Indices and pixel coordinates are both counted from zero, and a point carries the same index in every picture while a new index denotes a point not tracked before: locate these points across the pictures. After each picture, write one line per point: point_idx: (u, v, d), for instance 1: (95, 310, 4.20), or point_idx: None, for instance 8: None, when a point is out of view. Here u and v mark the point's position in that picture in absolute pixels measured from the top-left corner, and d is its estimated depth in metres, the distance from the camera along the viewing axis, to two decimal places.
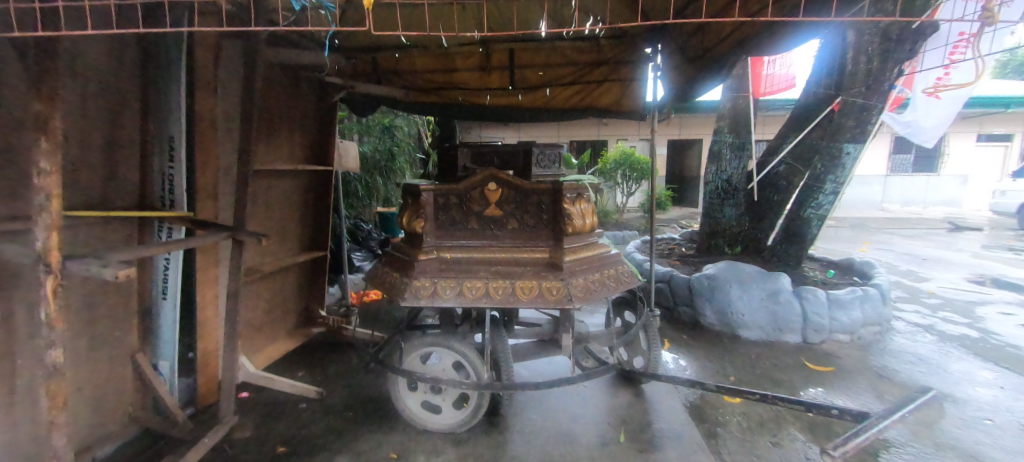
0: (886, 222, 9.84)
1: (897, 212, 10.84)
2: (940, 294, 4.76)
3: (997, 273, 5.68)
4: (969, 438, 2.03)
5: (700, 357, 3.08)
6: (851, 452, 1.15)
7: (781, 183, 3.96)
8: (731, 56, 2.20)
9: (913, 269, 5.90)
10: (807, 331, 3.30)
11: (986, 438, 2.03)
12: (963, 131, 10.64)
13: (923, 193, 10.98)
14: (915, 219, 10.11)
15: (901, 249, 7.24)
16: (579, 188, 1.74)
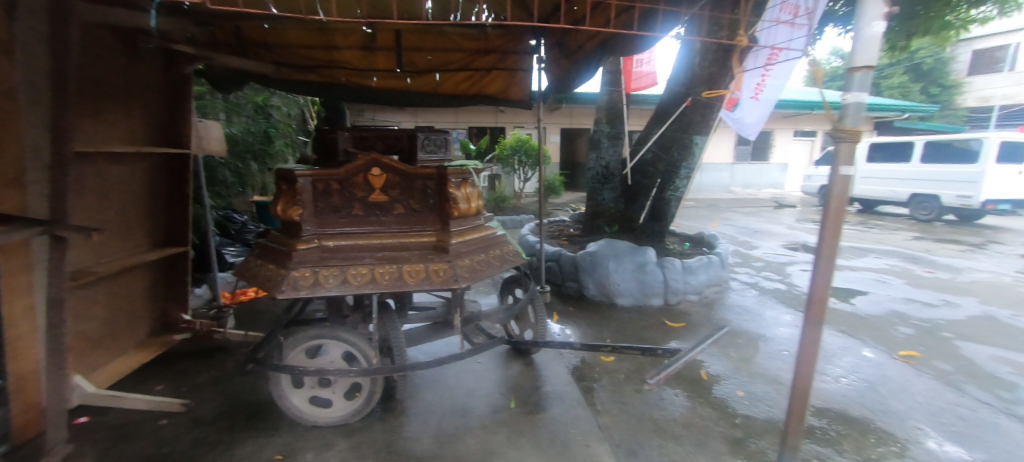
0: (732, 202, 11.78)
1: (740, 193, 13.02)
2: (766, 259, 5.93)
3: (803, 240, 7.24)
4: (773, 367, 2.62)
5: (583, 325, 3.42)
6: (663, 379, 1.65)
7: (649, 169, 4.52)
8: (596, 56, 2.49)
9: (749, 240, 7.22)
10: (667, 294, 3.87)
11: (784, 365, 2.64)
12: (784, 128, 13.14)
13: (758, 178, 13.34)
14: (752, 199, 12.27)
15: (741, 223, 8.78)
16: (463, 173, 1.80)
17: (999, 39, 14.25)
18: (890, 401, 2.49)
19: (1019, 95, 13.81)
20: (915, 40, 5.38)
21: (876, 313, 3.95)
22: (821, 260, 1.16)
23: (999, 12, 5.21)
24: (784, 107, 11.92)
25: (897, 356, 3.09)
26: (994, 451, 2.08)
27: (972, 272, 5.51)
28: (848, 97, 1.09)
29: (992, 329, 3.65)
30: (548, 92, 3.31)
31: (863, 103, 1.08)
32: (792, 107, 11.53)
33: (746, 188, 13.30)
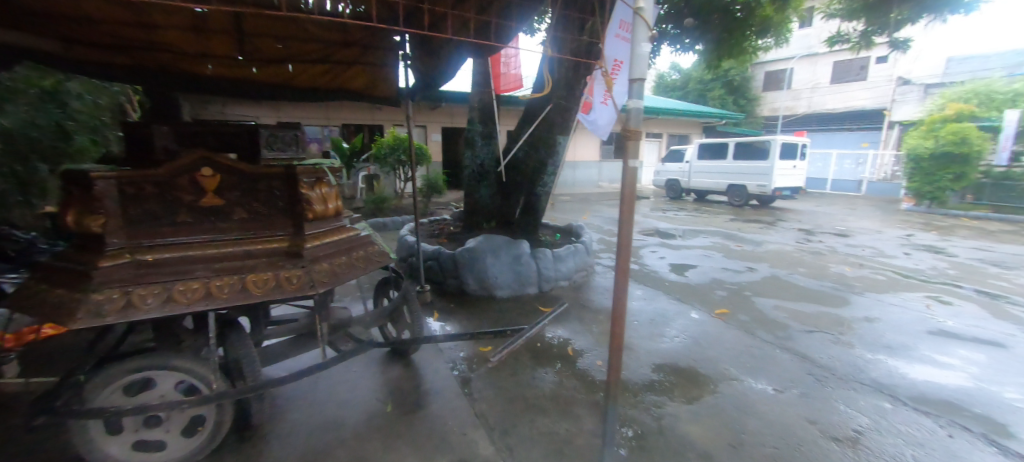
0: (600, 196, 13.11)
1: (607, 188, 14.55)
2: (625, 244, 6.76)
3: (655, 227, 8.42)
4: None
5: (464, 320, 3.48)
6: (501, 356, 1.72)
7: (521, 166, 4.74)
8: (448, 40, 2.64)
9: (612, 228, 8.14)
10: (541, 282, 4.16)
11: None
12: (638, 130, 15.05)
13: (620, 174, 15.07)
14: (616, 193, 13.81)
15: (607, 214, 9.83)
16: (317, 172, 1.70)
17: (780, 64, 18.35)
18: (709, 351, 3.10)
19: (793, 108, 18.02)
20: (724, 60, 6.61)
21: (702, 282, 4.83)
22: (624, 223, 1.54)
23: (774, 44, 6.72)
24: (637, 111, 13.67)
25: (715, 315, 3.83)
26: (772, 378, 2.74)
27: (768, 244, 7.05)
28: (630, 103, 1.48)
29: (776, 286, 4.75)
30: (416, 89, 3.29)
31: (640, 108, 1.47)
32: None
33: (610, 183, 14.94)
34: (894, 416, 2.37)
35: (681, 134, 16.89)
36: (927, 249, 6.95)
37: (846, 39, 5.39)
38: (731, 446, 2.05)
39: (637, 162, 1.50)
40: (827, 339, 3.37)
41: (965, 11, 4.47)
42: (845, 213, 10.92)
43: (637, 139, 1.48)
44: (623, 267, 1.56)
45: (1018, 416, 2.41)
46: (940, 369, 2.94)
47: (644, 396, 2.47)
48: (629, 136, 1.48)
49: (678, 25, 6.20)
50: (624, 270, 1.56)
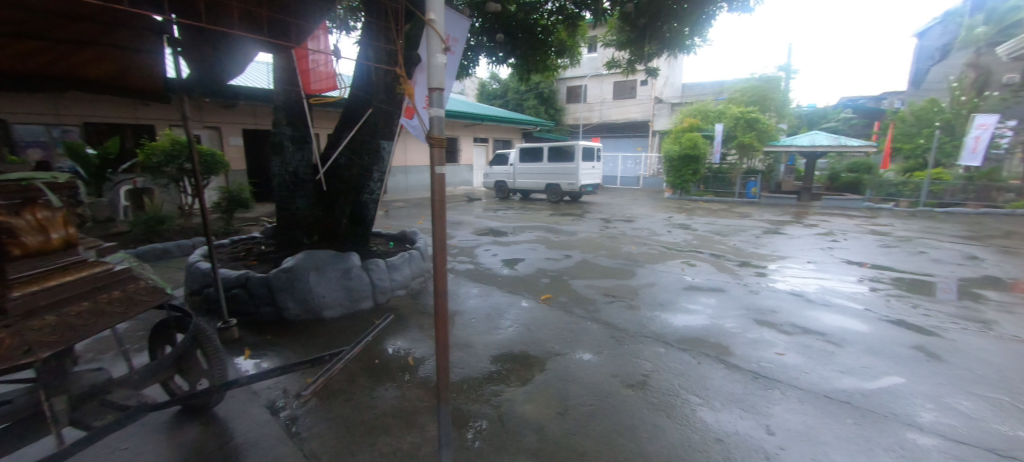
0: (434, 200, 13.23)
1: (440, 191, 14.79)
2: (461, 245, 6.97)
3: (487, 226, 8.96)
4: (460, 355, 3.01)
5: (285, 351, 3.03)
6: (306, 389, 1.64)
7: (343, 173, 4.32)
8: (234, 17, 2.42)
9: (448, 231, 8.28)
10: (376, 295, 3.93)
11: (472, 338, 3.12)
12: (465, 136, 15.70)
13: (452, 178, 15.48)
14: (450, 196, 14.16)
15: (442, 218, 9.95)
16: (29, 191, 1.22)
17: (577, 81, 21.56)
18: (537, 333, 3.44)
19: (589, 118, 21.38)
20: (533, 75, 7.42)
21: (529, 272, 5.34)
22: (437, 228, 1.57)
23: (570, 64, 7.84)
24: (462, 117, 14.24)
25: (541, 300, 4.28)
26: (587, 347, 3.21)
27: (579, 233, 8.27)
28: (430, 111, 1.51)
29: (586, 268, 5.58)
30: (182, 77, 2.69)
31: (441, 115, 1.53)
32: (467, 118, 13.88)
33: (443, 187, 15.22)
34: (667, 357, 3.05)
35: (503, 139, 18.30)
36: (682, 226, 9.19)
37: (619, 64, 6.67)
38: (558, 413, 2.33)
39: (444, 169, 1.56)
40: (622, 306, 4.13)
41: (689, 51, 6.03)
42: (631, 203, 13.59)
43: (442, 147, 1.54)
44: (438, 271, 1.59)
45: (735, 338, 3.40)
46: (692, 314, 3.93)
47: (484, 387, 2.59)
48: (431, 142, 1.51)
49: (491, 38, 6.61)
50: (440, 274, 1.60)
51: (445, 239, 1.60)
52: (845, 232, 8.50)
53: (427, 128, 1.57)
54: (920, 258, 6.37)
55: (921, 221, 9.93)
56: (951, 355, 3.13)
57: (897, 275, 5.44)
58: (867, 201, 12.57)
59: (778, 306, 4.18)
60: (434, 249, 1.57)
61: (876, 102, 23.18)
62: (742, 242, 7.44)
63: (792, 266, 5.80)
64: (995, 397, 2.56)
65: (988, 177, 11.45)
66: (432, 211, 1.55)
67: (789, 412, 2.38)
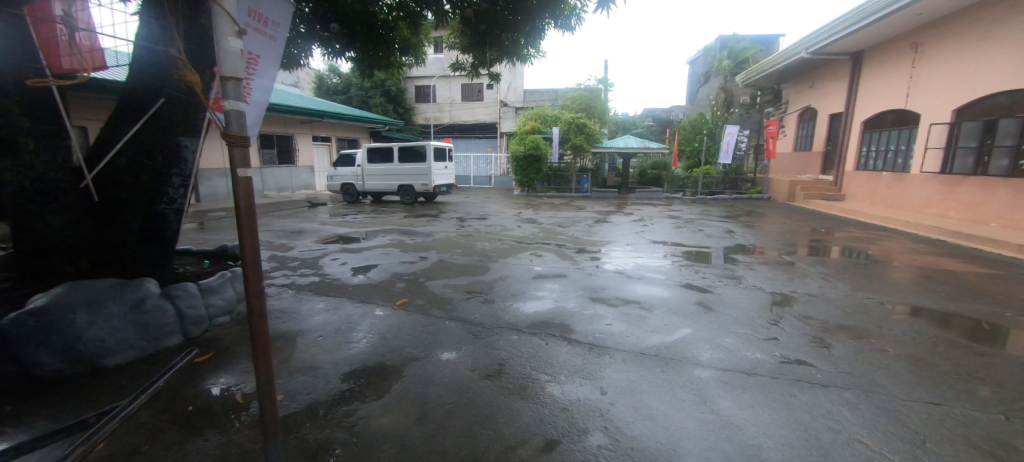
0: (266, 207, 11.60)
1: (274, 197, 13.27)
2: (302, 256, 6.22)
3: (336, 232, 8.30)
4: (303, 380, 2.70)
5: (42, 420, 2.24)
6: None
7: (127, 179, 3.34)
8: None
9: (286, 242, 7.30)
10: (185, 327, 3.22)
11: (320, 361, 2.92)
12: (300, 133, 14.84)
13: (288, 180, 14.36)
14: (286, 202, 12.62)
15: (277, 227, 8.72)
16: None
17: (425, 80, 21.32)
18: (392, 341, 3.30)
19: (439, 118, 21.36)
20: (374, 70, 7.07)
21: (383, 278, 5.10)
22: (244, 234, 1.52)
23: (414, 63, 7.65)
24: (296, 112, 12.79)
25: (396, 307, 4.11)
26: (445, 346, 3.22)
27: (435, 233, 8.24)
28: (226, 103, 1.46)
29: (442, 268, 5.59)
30: None
31: (239, 108, 1.51)
32: (301, 112, 12.91)
33: (278, 192, 13.86)
34: (520, 343, 3.27)
35: (347, 138, 17.03)
36: (530, 221, 9.94)
37: (463, 67, 6.82)
38: (418, 419, 2.28)
39: (248, 171, 1.53)
40: (478, 301, 4.26)
41: (526, 60, 6.54)
42: (483, 201, 14.14)
43: (243, 145, 1.50)
44: (252, 289, 1.58)
45: (575, 316, 3.85)
46: (539, 301, 4.30)
47: (335, 410, 2.37)
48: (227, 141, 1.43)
49: (324, 27, 6.01)
50: (255, 292, 1.59)
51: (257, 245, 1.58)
52: (652, 218, 10.40)
53: (225, 124, 1.50)
54: (700, 234, 8.21)
55: (700, 206, 12.82)
56: (720, 306, 4.12)
57: (687, 249, 6.90)
58: (666, 192, 15.60)
59: (606, 283, 4.90)
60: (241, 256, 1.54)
61: (668, 113, 28.90)
62: (579, 232, 8.46)
63: (616, 249, 6.84)
64: (745, 332, 3.46)
65: (736, 171, 15.39)
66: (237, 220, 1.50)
67: (617, 372, 2.80)
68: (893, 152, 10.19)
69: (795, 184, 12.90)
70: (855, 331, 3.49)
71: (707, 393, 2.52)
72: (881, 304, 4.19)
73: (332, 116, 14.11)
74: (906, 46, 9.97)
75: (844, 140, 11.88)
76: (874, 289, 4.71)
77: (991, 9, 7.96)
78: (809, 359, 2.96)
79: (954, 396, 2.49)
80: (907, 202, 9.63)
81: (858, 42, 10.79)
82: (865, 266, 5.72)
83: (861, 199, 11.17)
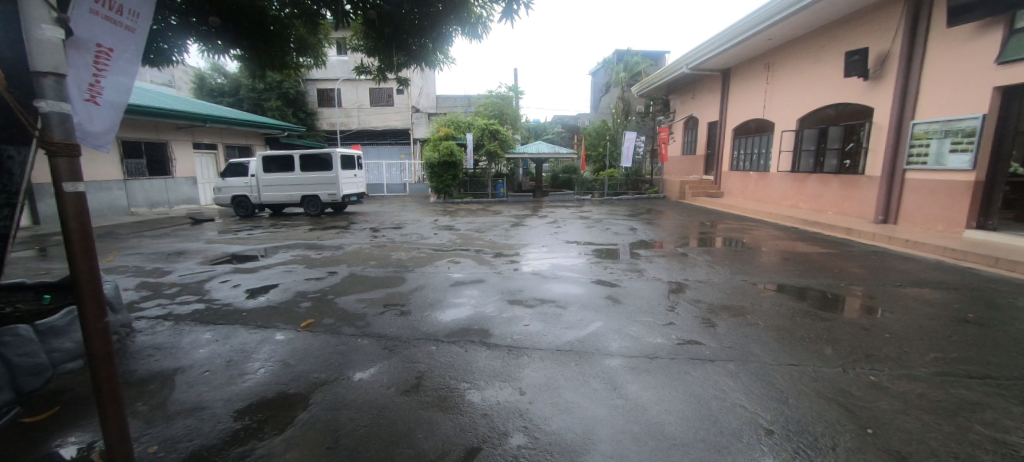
0: (136, 226, 9.99)
1: (145, 214, 11.53)
2: (183, 282, 5.42)
3: (229, 250, 7.44)
4: (182, 424, 2.35)
5: None
6: None
7: None
8: None
9: (162, 265, 6.31)
10: (18, 380, 2.60)
11: (206, 402, 2.58)
12: (178, 140, 13.02)
13: (163, 194, 12.52)
14: (162, 219, 10.99)
15: (150, 249, 7.51)
16: None
17: (328, 84, 20.03)
18: (297, 367, 3.02)
19: (346, 124, 20.22)
20: (266, 71, 6.46)
21: (285, 298, 4.65)
22: (76, 259, 1.36)
23: (313, 64, 7.13)
24: (171, 116, 11.24)
25: (301, 329, 3.76)
26: (358, 365, 3.03)
27: (345, 246, 7.74)
28: (43, 106, 1.31)
29: (354, 282, 5.25)
30: None
31: (59, 110, 1.34)
32: (179, 115, 11.37)
33: (150, 208, 12.03)
34: (438, 354, 3.20)
35: (236, 145, 15.32)
36: (447, 228, 9.81)
37: (368, 71, 6.54)
38: (328, 449, 2.10)
39: (78, 186, 1.37)
40: (394, 315, 4.08)
41: (435, 65, 6.48)
42: (398, 209, 13.65)
43: (69, 154, 1.33)
44: (92, 328, 1.43)
45: (493, 320, 3.87)
46: (458, 308, 4.24)
47: (225, 453, 2.09)
48: (48, 150, 1.27)
49: (202, 21, 5.32)
50: (96, 331, 1.44)
51: (94, 273, 1.44)
52: (565, 219, 10.91)
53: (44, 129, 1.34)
54: (608, 233, 8.81)
55: (606, 206, 13.78)
56: (626, 297, 4.46)
57: (597, 247, 7.34)
58: (576, 194, 16.49)
59: (523, 285, 5.01)
60: (77, 287, 1.39)
61: (574, 120, 30.66)
62: (496, 236, 8.54)
63: (532, 251, 7.03)
64: (648, 320, 3.77)
65: (636, 174, 16.82)
66: (68, 248, 1.35)
67: (535, 371, 2.87)
68: (756, 155, 11.94)
69: (684, 184, 14.49)
70: (734, 310, 4.01)
71: (617, 380, 2.69)
72: (754, 285, 4.86)
73: (218, 121, 12.64)
74: (761, 64, 11.75)
75: (720, 145, 13.59)
76: (749, 272, 5.45)
77: (818, 37, 9.71)
78: (698, 339, 3.32)
79: (808, 356, 2.96)
80: (769, 197, 11.33)
81: (726, 60, 12.46)
82: (741, 253, 6.59)
83: (736, 196, 12.87)
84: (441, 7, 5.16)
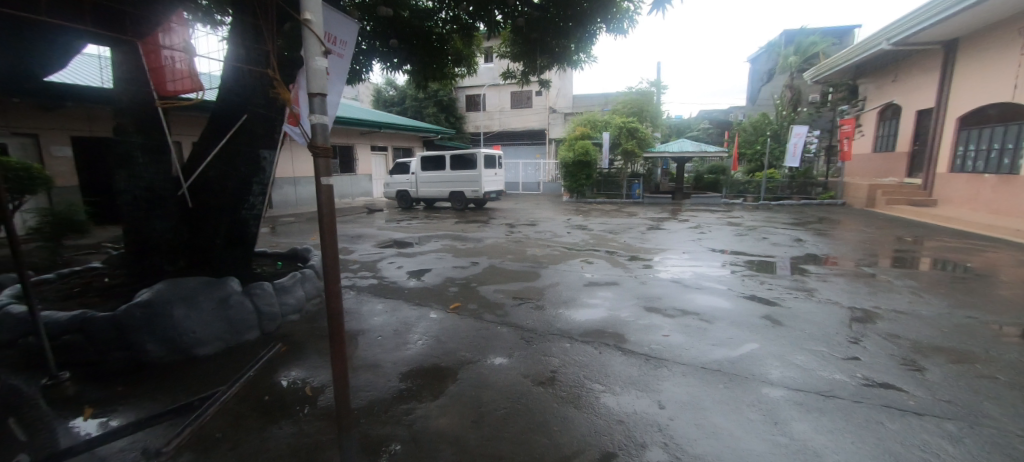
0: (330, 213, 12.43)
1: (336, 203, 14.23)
2: (361, 260, 6.54)
3: (393, 236, 8.69)
4: (365, 377, 2.85)
5: (144, 401, 2.50)
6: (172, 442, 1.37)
7: (214, 188, 3.62)
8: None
9: (347, 246, 7.72)
10: (263, 323, 3.49)
11: (381, 362, 3.09)
12: (361, 144, 15.72)
13: (349, 187, 15.29)
14: (347, 208, 13.44)
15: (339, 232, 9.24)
16: None
17: (476, 90, 21.83)
18: (447, 344, 3.40)
19: (489, 126, 21.76)
20: (429, 83, 7.35)
21: (437, 282, 5.24)
22: (326, 241, 1.65)
23: (466, 73, 7.87)
24: (357, 123, 13.65)
25: (450, 310, 4.21)
26: (497, 351, 3.25)
27: (485, 239, 8.36)
28: (313, 118, 1.61)
29: (493, 273, 5.64)
30: None
31: (325, 122, 1.65)
32: (363, 123, 13.75)
33: (340, 199, 14.81)
34: (572, 351, 3.23)
35: (401, 147, 17.82)
36: (580, 227, 9.79)
37: (513, 75, 6.90)
38: (474, 422, 2.31)
39: (330, 179, 1.67)
40: (530, 307, 4.26)
41: (577, 65, 6.52)
42: (533, 207, 14.14)
43: (328, 157, 1.66)
44: (333, 291, 1.70)
45: (629, 325, 3.73)
46: (592, 309, 4.20)
47: (394, 408, 2.47)
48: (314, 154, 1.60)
49: (385, 43, 6.30)
50: (335, 294, 1.70)
51: (337, 251, 1.70)
52: (710, 225, 9.87)
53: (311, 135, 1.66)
54: (765, 243, 7.66)
55: (764, 212, 12.01)
56: (791, 319, 3.83)
57: (750, 258, 6.47)
58: (725, 197, 14.77)
59: (664, 293, 4.70)
60: (326, 261, 1.67)
61: (725, 115, 27.47)
62: (631, 239, 8.21)
63: (671, 257, 6.55)
64: (820, 349, 3.18)
65: (805, 175, 14.25)
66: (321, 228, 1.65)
67: (676, 386, 2.68)
68: (996, 152, 8.99)
69: (875, 189, 11.77)
70: (954, 354, 3.10)
71: (779, 414, 2.34)
72: (985, 325, 3.67)
73: (390, 126, 14.89)
74: (1012, 31, 8.77)
75: (937, 140, 10.61)
76: (976, 306, 4.15)
77: None
78: (897, 383, 2.66)
79: None
80: (1017, 210, 8.35)
81: (951, 29, 9.65)
82: (965, 281, 5.03)
83: (957, 204, 9.92)
84: (587, 5, 5.14)
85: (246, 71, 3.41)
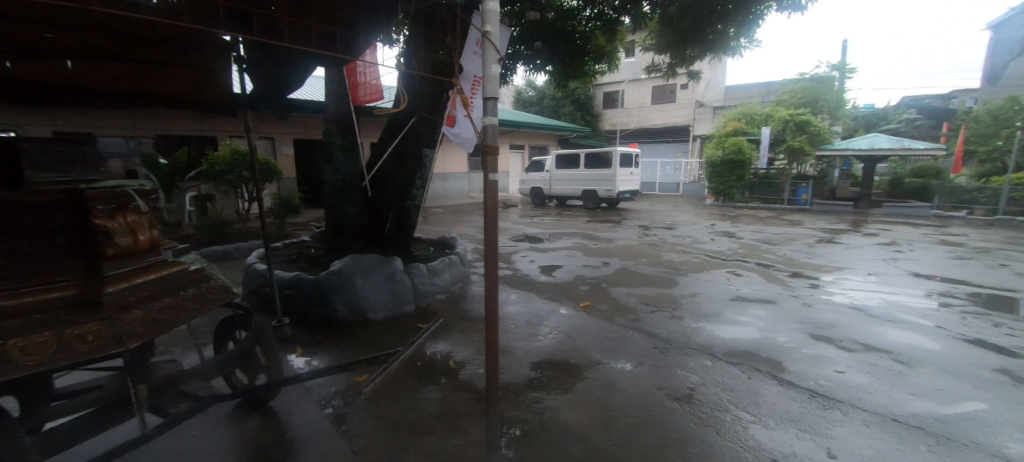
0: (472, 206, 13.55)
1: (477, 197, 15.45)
2: (498, 251, 6.99)
3: (526, 231, 9.06)
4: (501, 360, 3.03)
5: (334, 349, 3.12)
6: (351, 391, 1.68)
7: (388, 180, 4.27)
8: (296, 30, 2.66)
9: None
10: (418, 299, 3.99)
11: (516, 349, 3.25)
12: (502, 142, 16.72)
13: None
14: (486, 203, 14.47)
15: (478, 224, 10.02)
16: (125, 195, 1.29)
17: (615, 86, 21.24)
18: (578, 341, 3.40)
19: (627, 123, 20.98)
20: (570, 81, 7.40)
21: (568, 279, 5.29)
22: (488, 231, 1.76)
23: (607, 70, 7.71)
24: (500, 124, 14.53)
25: (580, 308, 4.22)
26: (628, 356, 3.14)
27: (617, 240, 8.10)
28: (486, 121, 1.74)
29: (626, 276, 5.44)
30: (240, 90, 2.84)
31: (495, 124, 1.76)
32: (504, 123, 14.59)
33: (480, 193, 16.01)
34: (713, 370, 2.93)
35: (538, 146, 18.39)
36: (726, 234, 8.75)
37: (659, 69, 6.49)
38: (602, 423, 2.29)
39: (496, 176, 1.79)
40: (666, 316, 4.00)
41: (735, 53, 5.81)
42: (671, 209, 13.17)
43: (494, 154, 1.78)
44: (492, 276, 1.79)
45: (789, 352, 3.21)
46: (740, 327, 3.74)
47: (526, 394, 2.60)
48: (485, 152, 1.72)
49: (530, 46, 6.57)
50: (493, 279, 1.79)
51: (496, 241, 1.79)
52: (911, 242, 7.82)
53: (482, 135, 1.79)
54: (1001, 271, 5.74)
55: (1000, 231, 9.02)
56: None
57: (974, 289, 4.93)
58: (937, 208, 11.52)
59: (837, 320, 3.91)
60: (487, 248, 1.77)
61: (942, 103, 21.37)
62: (793, 252, 7.02)
63: (850, 278, 5.40)
64: None
65: None
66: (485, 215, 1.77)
67: (853, 435, 2.21)
68: None
69: None
70: None
71: None
72: None
73: (529, 126, 15.47)
74: None
75: None
76: None
77: None
78: None
79: None
80: None
81: None
82: None
83: None
84: None
85: (418, 79, 3.91)
